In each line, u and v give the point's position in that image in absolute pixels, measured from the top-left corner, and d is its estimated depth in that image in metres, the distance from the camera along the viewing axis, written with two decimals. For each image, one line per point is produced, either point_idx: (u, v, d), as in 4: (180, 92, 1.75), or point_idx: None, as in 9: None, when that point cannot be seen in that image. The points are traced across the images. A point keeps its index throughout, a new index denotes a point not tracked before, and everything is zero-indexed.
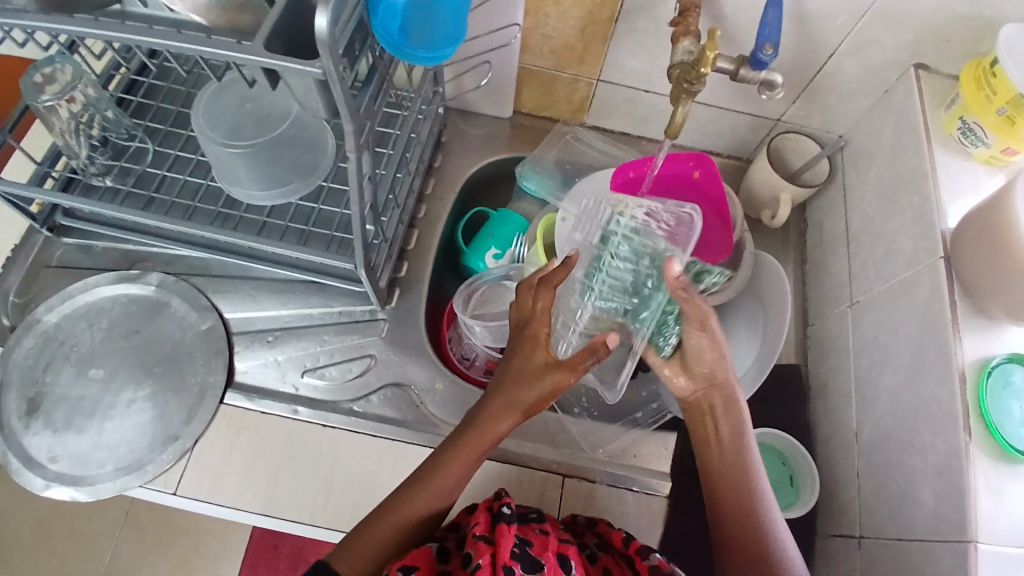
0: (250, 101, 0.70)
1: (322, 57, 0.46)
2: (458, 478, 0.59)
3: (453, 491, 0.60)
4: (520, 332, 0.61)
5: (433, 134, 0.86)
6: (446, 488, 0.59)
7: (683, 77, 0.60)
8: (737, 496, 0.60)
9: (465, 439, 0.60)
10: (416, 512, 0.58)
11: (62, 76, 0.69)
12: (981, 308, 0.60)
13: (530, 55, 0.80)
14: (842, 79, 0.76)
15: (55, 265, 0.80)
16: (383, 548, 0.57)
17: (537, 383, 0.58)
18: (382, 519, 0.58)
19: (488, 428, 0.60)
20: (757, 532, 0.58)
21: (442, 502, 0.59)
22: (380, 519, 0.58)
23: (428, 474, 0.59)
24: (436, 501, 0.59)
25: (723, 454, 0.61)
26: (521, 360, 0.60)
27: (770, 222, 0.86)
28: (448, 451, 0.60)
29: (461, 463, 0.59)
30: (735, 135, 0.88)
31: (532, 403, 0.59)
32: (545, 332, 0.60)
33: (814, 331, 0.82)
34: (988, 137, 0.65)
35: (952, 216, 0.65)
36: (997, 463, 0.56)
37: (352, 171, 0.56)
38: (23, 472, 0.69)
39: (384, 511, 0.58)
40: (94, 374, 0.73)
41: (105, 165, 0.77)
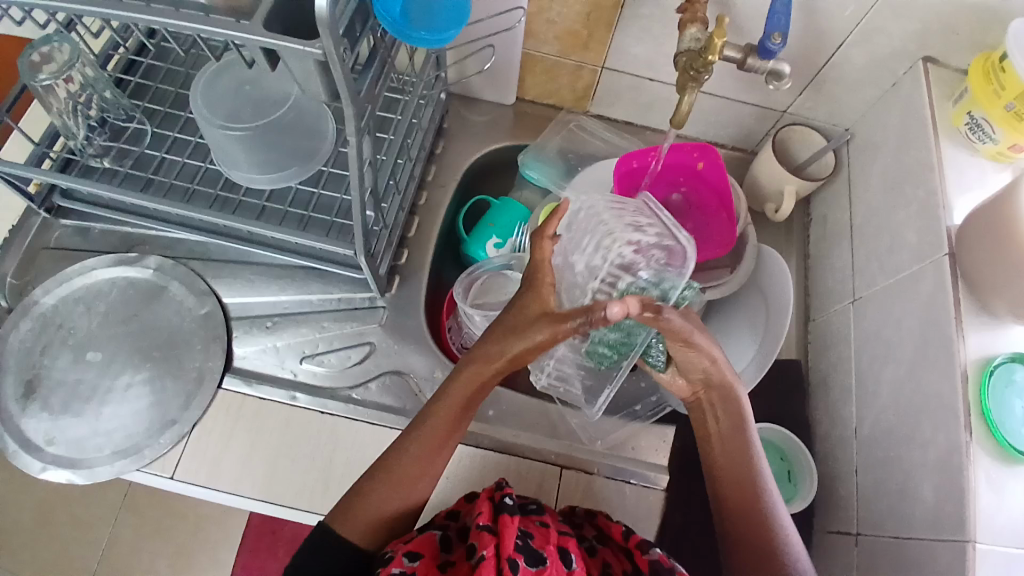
0: (247, 84, 0.70)
1: (322, 38, 0.45)
2: (431, 458, 0.59)
3: (429, 470, 0.60)
4: (523, 275, 0.56)
5: (434, 120, 0.85)
6: (426, 461, 0.60)
7: (690, 65, 0.59)
8: (741, 492, 0.60)
9: (444, 407, 0.59)
10: (398, 484, 0.59)
11: (59, 56, 0.69)
12: (984, 305, 0.60)
13: (534, 41, 0.79)
14: (849, 71, 0.75)
15: (52, 247, 0.79)
16: (372, 524, 0.58)
17: (523, 337, 0.54)
18: (362, 503, 0.58)
19: (472, 381, 0.58)
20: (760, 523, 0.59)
21: (418, 484, 0.59)
22: (357, 507, 0.58)
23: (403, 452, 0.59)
24: (413, 483, 0.59)
25: (726, 448, 0.61)
26: (516, 308, 0.56)
27: (773, 215, 0.85)
28: (422, 428, 0.60)
29: (434, 442, 0.59)
30: (739, 126, 0.88)
31: (515, 357, 0.55)
32: (547, 277, 0.54)
33: (815, 325, 0.82)
34: (996, 133, 0.64)
35: (958, 211, 0.64)
36: (996, 460, 0.56)
37: (352, 156, 0.55)
38: (20, 455, 0.69)
39: (363, 497, 0.58)
40: (92, 358, 0.73)
41: (103, 146, 0.77)
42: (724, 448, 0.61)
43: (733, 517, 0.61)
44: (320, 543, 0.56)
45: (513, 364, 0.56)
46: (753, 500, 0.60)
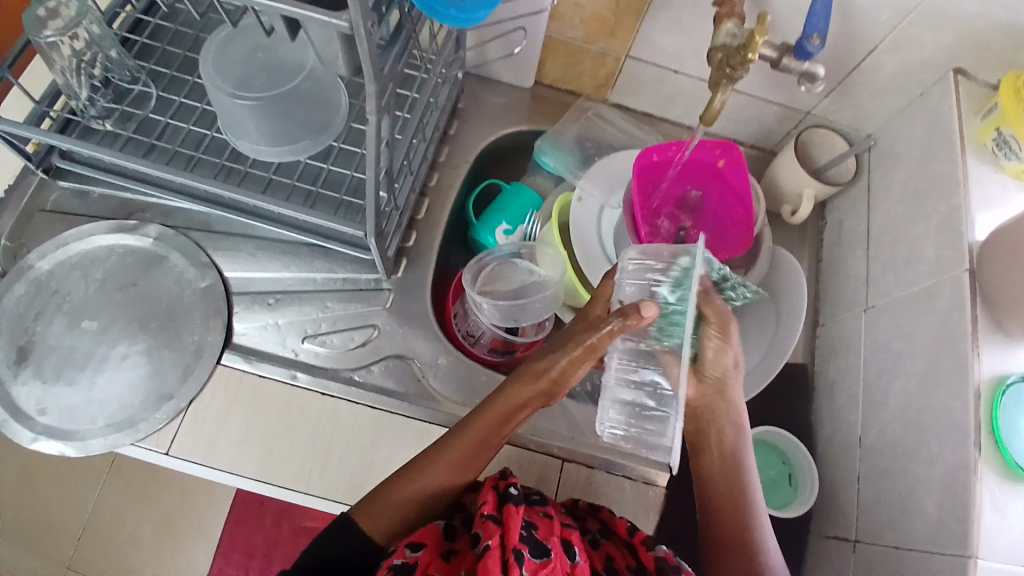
0: (262, 51, 0.66)
1: (349, 9, 0.43)
2: (467, 461, 0.58)
3: (464, 475, 0.59)
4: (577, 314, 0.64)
5: (450, 99, 0.82)
6: (467, 461, 0.59)
7: (726, 61, 0.57)
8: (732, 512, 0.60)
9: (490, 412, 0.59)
10: (430, 485, 0.58)
11: (65, 12, 0.66)
12: (1001, 325, 0.59)
13: (558, 24, 0.76)
14: (879, 76, 0.73)
15: (50, 209, 0.76)
16: (401, 520, 0.57)
17: (565, 349, 0.57)
18: (385, 499, 0.57)
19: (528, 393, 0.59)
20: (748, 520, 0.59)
21: (456, 481, 0.58)
22: (382, 509, 0.57)
23: (436, 455, 0.59)
24: (445, 480, 0.58)
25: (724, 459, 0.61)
26: (568, 332, 0.61)
27: (789, 218, 0.84)
28: (459, 437, 0.59)
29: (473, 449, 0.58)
30: (760, 125, 0.86)
31: (562, 371, 0.57)
32: (607, 322, 0.55)
33: (823, 331, 0.81)
34: (1021, 152, 0.62)
35: (980, 229, 0.63)
36: (1002, 481, 0.55)
37: (370, 133, 0.53)
38: (10, 423, 0.67)
39: (387, 492, 0.58)
40: (86, 327, 0.71)
41: (106, 108, 0.74)
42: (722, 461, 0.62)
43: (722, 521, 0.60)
44: (339, 527, 0.56)
45: (559, 382, 0.58)
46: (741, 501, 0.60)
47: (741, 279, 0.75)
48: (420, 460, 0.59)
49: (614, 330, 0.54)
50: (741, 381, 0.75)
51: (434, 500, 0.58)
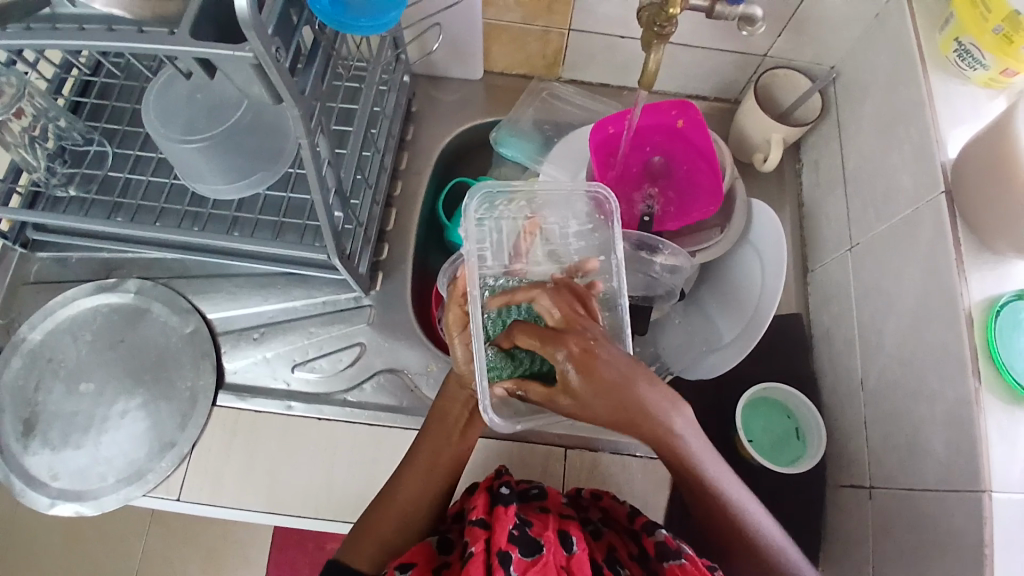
0: (200, 91, 0.67)
1: (250, 40, 0.42)
2: (429, 475, 0.59)
3: (431, 487, 0.59)
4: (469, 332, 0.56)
5: (401, 105, 0.81)
6: (422, 479, 0.59)
7: (653, 20, 0.55)
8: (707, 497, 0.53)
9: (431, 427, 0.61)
10: (400, 507, 0.58)
11: (8, 90, 0.66)
12: (986, 244, 0.56)
13: (494, 10, 0.75)
14: (829, 4, 0.70)
15: (33, 280, 0.78)
16: (381, 545, 0.57)
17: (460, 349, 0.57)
18: (362, 536, 0.57)
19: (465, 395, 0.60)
20: (733, 519, 0.53)
21: (421, 500, 0.59)
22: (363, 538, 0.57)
23: (398, 481, 0.60)
24: (408, 498, 0.59)
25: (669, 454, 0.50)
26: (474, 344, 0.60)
27: (761, 166, 0.81)
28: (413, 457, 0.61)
29: (431, 462, 0.60)
30: (720, 76, 0.83)
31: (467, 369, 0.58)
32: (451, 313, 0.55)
33: (814, 276, 0.79)
34: (985, 58, 0.60)
35: (953, 145, 0.60)
36: (1007, 406, 0.53)
37: (306, 158, 0.53)
38: (26, 493, 0.69)
39: (365, 527, 0.58)
40: (84, 389, 0.73)
41: (67, 174, 0.75)
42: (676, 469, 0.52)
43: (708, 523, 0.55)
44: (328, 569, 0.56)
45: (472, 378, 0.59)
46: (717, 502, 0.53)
47: (720, 236, 0.73)
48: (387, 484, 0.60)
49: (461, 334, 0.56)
50: (732, 341, 0.74)
51: (411, 518, 0.58)
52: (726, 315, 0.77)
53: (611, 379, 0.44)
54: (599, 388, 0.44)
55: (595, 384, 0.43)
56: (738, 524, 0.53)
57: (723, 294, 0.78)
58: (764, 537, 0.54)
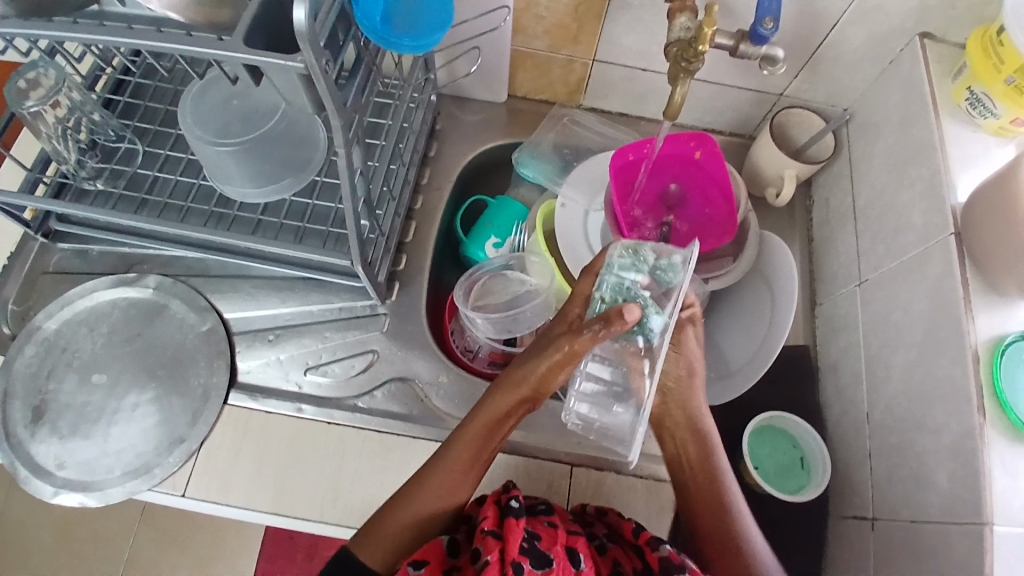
0: (237, 97, 0.69)
1: (303, 51, 0.45)
2: (459, 482, 0.60)
3: (456, 495, 0.60)
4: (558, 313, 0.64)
5: (427, 122, 0.84)
6: (456, 486, 0.60)
7: (681, 56, 0.58)
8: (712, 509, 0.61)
9: (473, 428, 0.61)
10: (420, 510, 0.59)
11: (45, 81, 0.69)
12: (993, 284, 0.58)
13: (523, 37, 0.78)
14: (845, 49, 0.73)
15: (53, 270, 0.79)
16: (397, 546, 0.58)
17: (544, 355, 0.60)
18: (380, 529, 0.58)
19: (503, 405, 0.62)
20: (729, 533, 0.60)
21: (445, 506, 0.59)
22: (376, 533, 0.58)
23: (421, 487, 0.59)
24: (435, 503, 0.59)
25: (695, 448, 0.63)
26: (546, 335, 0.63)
27: (775, 200, 0.84)
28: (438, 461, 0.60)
29: (454, 477, 0.60)
30: (736, 111, 0.86)
31: (540, 377, 0.60)
32: (590, 328, 0.57)
33: (822, 310, 0.81)
34: (996, 107, 0.63)
35: (962, 189, 0.63)
36: (1010, 443, 0.54)
37: (342, 166, 0.54)
38: (31, 481, 0.69)
39: (383, 522, 0.58)
40: (97, 380, 0.73)
41: (96, 169, 0.77)
42: (691, 485, 0.63)
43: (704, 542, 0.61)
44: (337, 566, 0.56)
45: (540, 387, 0.61)
46: (724, 517, 0.61)
47: (730, 266, 0.75)
48: (405, 490, 0.60)
49: (597, 335, 0.56)
50: (741, 368, 0.75)
51: (429, 525, 0.59)
52: (734, 343, 0.78)
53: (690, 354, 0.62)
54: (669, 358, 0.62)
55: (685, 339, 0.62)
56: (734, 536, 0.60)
57: (732, 322, 0.80)
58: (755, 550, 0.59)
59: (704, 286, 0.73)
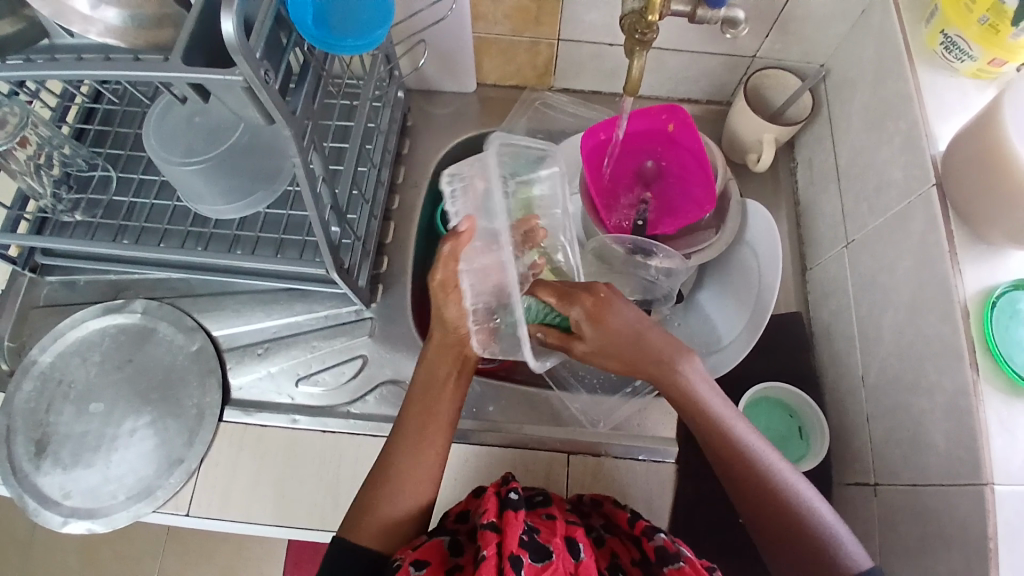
0: (198, 114, 0.68)
1: (239, 65, 0.44)
2: (415, 464, 0.59)
3: (417, 479, 0.59)
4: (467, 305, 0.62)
5: (395, 121, 0.83)
6: (417, 471, 0.59)
7: (633, 28, 0.57)
8: (743, 477, 0.55)
9: (416, 405, 0.61)
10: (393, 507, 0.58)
11: (11, 119, 0.67)
12: (980, 234, 0.56)
13: (483, 23, 0.76)
14: (814, 3, 0.70)
15: (42, 304, 0.80)
16: (389, 543, 0.57)
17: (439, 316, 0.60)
18: (362, 528, 0.57)
19: (450, 356, 0.62)
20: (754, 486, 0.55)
21: (410, 503, 0.58)
22: (366, 520, 0.57)
23: (389, 479, 0.58)
24: (406, 498, 0.58)
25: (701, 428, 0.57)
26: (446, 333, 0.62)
27: (755, 166, 0.82)
28: (399, 438, 0.60)
29: (417, 445, 0.60)
30: (710, 78, 0.84)
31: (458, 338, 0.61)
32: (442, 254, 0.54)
33: (812, 274, 0.79)
34: (973, 50, 0.59)
35: (943, 137, 0.60)
36: (1007, 398, 0.53)
37: (300, 176, 0.54)
38: (40, 512, 0.70)
39: (368, 517, 0.57)
40: (94, 409, 0.74)
41: (72, 200, 0.77)
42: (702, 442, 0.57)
43: (749, 513, 0.56)
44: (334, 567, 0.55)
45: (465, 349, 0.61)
46: (750, 471, 0.55)
47: (714, 236, 0.73)
48: (381, 466, 0.60)
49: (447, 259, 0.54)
50: (734, 341, 0.73)
51: (411, 521, 0.58)
52: (726, 316, 0.77)
53: (618, 325, 0.57)
54: (603, 328, 0.57)
55: (602, 326, 0.56)
56: (784, 505, 0.54)
57: (723, 293, 0.78)
58: (792, 502, 0.54)
59: (685, 262, 0.71)
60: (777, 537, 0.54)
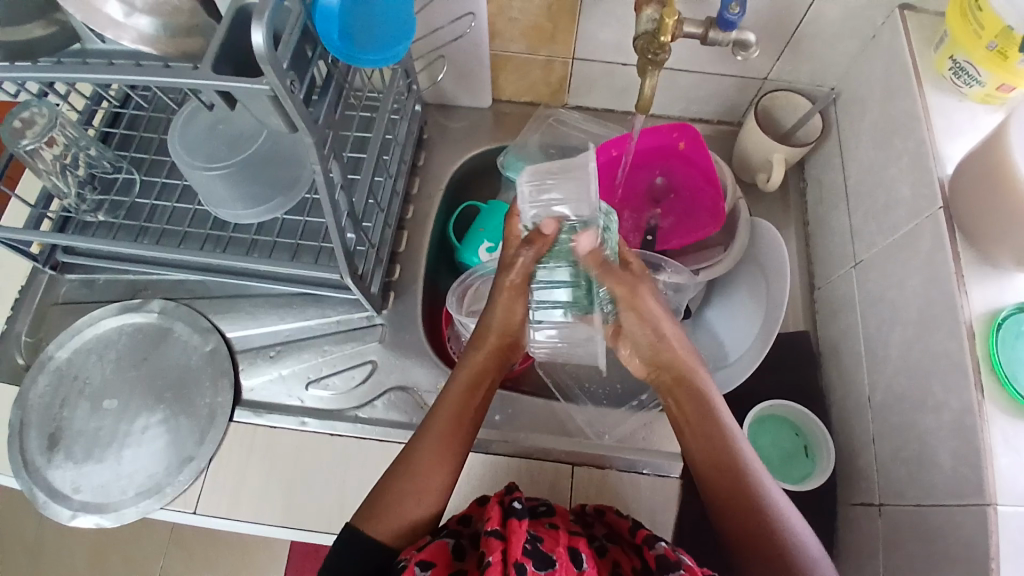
0: (221, 123, 0.71)
1: (267, 75, 0.46)
2: (448, 441, 0.61)
3: (449, 451, 0.61)
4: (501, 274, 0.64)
5: (412, 133, 0.85)
6: (450, 443, 0.61)
7: (647, 48, 0.59)
8: (732, 487, 0.54)
9: (455, 389, 0.64)
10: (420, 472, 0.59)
11: (40, 119, 0.71)
12: (987, 255, 0.57)
13: (500, 41, 0.78)
14: (825, 27, 0.72)
15: (62, 302, 0.82)
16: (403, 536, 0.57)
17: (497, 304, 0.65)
18: (384, 501, 0.58)
19: (487, 358, 0.66)
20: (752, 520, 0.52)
21: (436, 474, 0.59)
22: (386, 512, 0.57)
23: (420, 445, 0.60)
24: (435, 468, 0.59)
25: (703, 435, 0.57)
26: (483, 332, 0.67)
27: (766, 186, 0.82)
28: (432, 419, 0.62)
29: (452, 425, 0.62)
30: (721, 98, 0.86)
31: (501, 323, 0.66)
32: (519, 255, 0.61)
33: (820, 293, 0.80)
34: (981, 75, 0.60)
35: (951, 160, 0.61)
36: (1013, 418, 0.53)
37: (320, 183, 0.56)
38: (50, 505, 0.72)
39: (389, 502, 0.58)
40: (108, 405, 0.76)
41: (96, 201, 0.79)
42: (704, 464, 0.56)
43: (729, 524, 0.54)
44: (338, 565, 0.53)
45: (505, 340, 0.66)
46: (738, 476, 0.54)
47: (722, 255, 0.74)
48: (404, 453, 0.61)
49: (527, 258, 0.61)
50: (740, 357, 0.74)
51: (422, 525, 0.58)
52: (733, 333, 0.77)
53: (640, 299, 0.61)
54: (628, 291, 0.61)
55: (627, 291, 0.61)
56: (766, 520, 0.52)
57: (731, 311, 0.79)
58: (772, 512, 0.53)
59: (695, 278, 0.72)
60: (752, 549, 0.52)
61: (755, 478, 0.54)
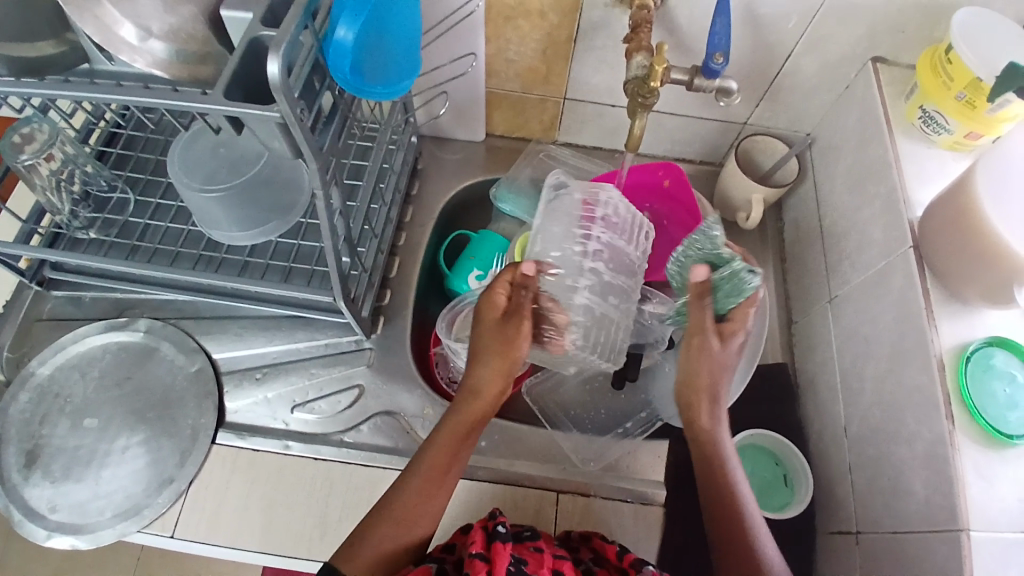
0: (222, 146, 0.72)
1: (279, 102, 0.47)
2: (428, 491, 0.60)
3: (428, 503, 0.59)
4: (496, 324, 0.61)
5: (407, 163, 0.87)
6: (428, 493, 0.60)
7: (637, 92, 0.63)
8: (721, 508, 0.59)
9: (443, 436, 0.62)
10: (401, 512, 0.58)
11: (39, 135, 0.73)
12: (954, 292, 0.60)
13: (496, 79, 0.82)
14: (802, 78, 0.77)
15: (47, 317, 0.81)
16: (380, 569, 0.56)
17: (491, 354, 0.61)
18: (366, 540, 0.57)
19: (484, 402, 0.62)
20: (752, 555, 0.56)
21: (413, 524, 0.58)
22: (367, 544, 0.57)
23: (406, 484, 0.60)
24: (411, 511, 0.59)
25: (709, 454, 0.61)
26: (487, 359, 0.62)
27: (744, 224, 0.86)
28: (419, 462, 0.61)
29: (435, 467, 0.60)
30: (704, 140, 0.90)
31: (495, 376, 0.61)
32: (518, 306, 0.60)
33: (797, 327, 0.83)
34: (950, 124, 0.66)
35: (920, 204, 0.65)
36: (982, 448, 0.55)
37: (320, 207, 0.57)
38: (25, 524, 0.70)
39: (372, 531, 0.57)
40: (89, 424, 0.74)
41: (89, 218, 0.79)
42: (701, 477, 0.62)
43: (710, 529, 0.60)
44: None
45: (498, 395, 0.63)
46: (728, 495, 0.60)
47: None
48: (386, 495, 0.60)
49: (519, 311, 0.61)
50: None
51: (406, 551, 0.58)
52: None
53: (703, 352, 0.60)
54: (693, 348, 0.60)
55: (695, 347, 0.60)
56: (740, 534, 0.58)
57: None
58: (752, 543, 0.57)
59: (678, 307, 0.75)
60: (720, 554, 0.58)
61: (740, 502, 0.59)
